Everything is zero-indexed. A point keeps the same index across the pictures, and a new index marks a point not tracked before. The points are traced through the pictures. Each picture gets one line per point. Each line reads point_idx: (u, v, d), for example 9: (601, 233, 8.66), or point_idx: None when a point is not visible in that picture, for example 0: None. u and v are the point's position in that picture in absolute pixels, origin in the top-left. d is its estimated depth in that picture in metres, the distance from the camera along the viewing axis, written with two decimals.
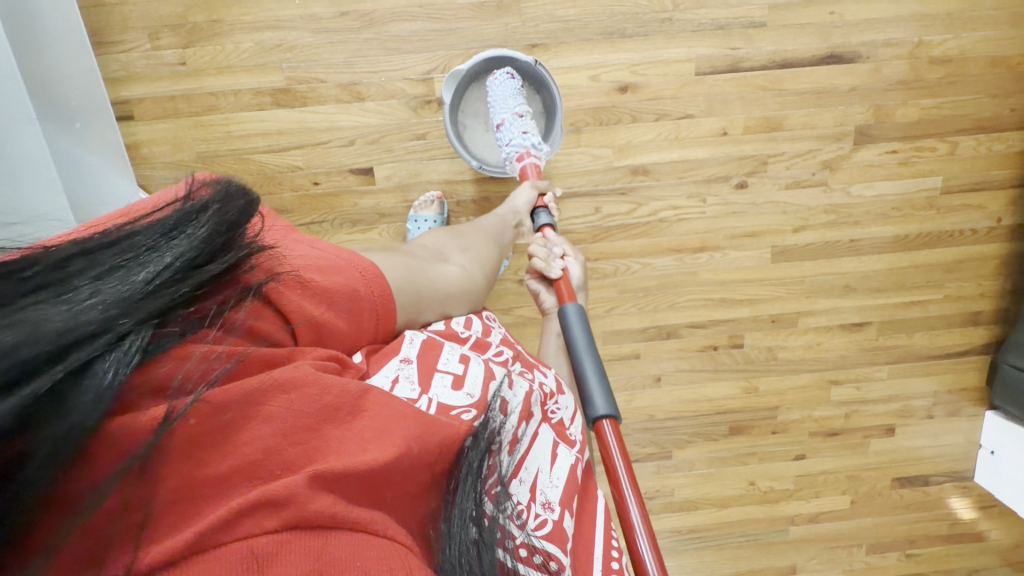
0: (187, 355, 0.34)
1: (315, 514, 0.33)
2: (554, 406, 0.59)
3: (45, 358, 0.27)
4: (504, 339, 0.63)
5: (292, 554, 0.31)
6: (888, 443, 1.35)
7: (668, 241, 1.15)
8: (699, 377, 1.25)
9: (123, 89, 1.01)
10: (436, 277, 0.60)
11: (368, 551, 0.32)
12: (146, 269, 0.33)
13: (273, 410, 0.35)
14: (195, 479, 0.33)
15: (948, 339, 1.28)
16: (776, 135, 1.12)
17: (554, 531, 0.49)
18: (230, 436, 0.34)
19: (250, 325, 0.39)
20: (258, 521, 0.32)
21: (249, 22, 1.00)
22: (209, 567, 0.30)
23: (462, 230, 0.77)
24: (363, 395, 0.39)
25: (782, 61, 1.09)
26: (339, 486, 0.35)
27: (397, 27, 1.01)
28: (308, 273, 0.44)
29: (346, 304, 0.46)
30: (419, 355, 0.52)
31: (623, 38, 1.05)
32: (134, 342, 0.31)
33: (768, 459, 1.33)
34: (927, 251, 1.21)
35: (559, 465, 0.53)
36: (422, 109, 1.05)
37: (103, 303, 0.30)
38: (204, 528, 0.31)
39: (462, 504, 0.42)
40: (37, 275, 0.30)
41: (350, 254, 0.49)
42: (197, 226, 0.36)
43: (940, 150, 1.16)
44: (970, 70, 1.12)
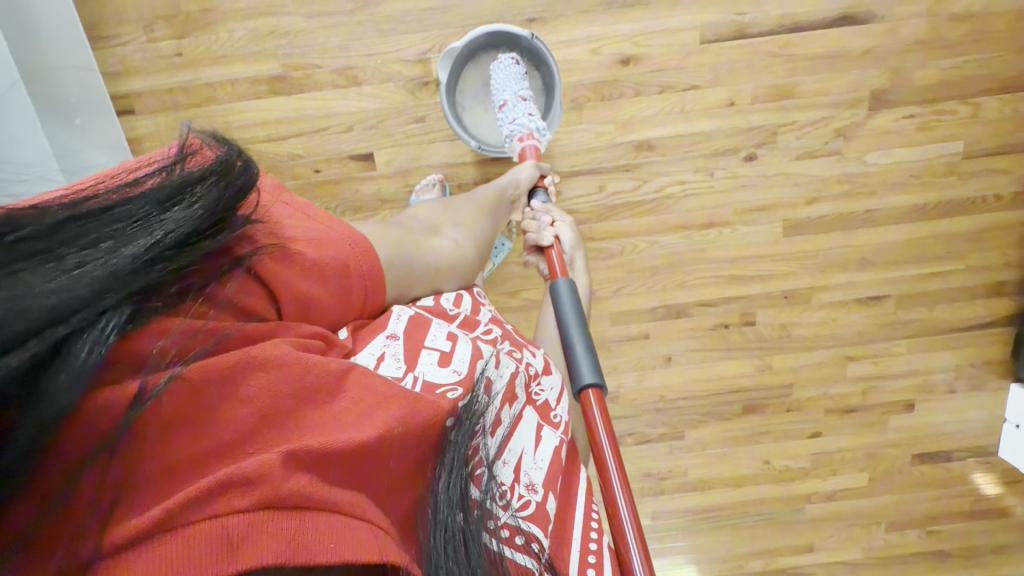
0: (168, 329, 0.34)
1: (289, 495, 0.33)
2: (541, 385, 0.58)
3: (24, 334, 0.26)
4: (494, 317, 0.62)
5: (264, 535, 0.32)
6: (908, 419, 1.31)
7: (676, 219, 1.13)
8: (711, 356, 1.23)
9: (121, 83, 1.01)
10: (429, 252, 0.61)
11: (342, 536, 0.34)
12: (136, 243, 0.32)
13: (250, 391, 0.36)
14: (170, 457, 0.33)
15: (971, 311, 1.24)
16: (786, 104, 1.08)
17: (538, 512, 0.48)
18: (207, 414, 0.34)
19: (237, 301, 0.40)
20: (229, 502, 0.32)
21: (242, 9, 0.99)
22: (182, 546, 0.31)
23: (455, 204, 0.76)
24: (345, 375, 0.40)
25: (792, 26, 1.04)
26: (316, 468, 0.35)
27: (391, 8, 0.99)
28: (299, 248, 0.44)
29: (335, 281, 0.46)
30: (406, 331, 0.51)
31: (624, 9, 1.02)
32: (113, 324, 0.30)
33: (783, 437, 1.31)
34: (948, 220, 1.17)
35: (543, 447, 0.53)
36: (419, 92, 1.03)
37: (87, 277, 0.29)
38: (177, 508, 0.31)
39: (446, 490, 0.41)
40: (21, 238, 0.29)
41: (343, 228, 0.49)
42: (193, 201, 0.35)
43: (962, 112, 1.10)
44: (993, 26, 1.06)
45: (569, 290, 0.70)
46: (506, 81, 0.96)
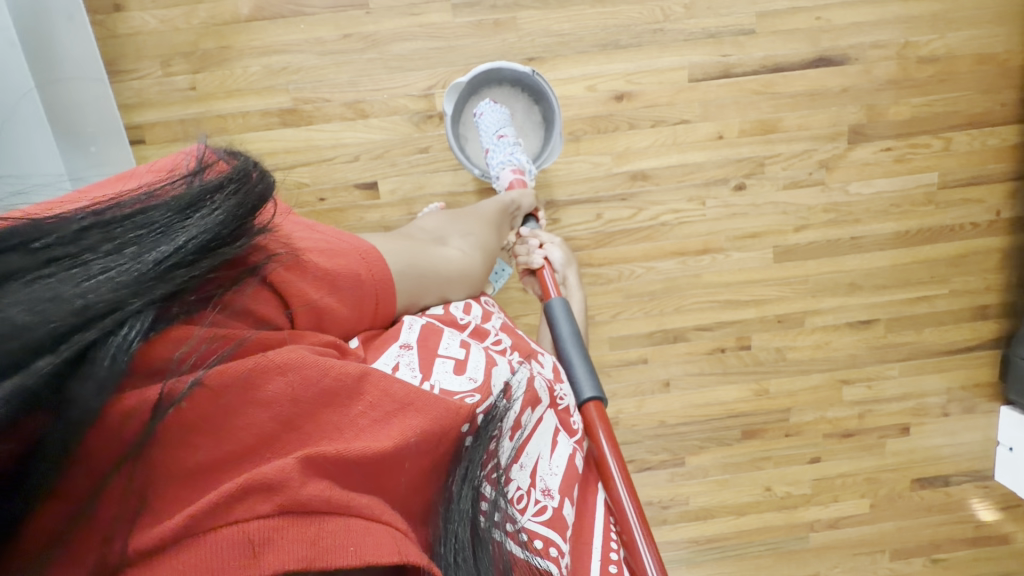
0: (187, 336, 0.35)
1: (308, 500, 0.34)
2: (561, 390, 0.60)
3: (51, 338, 0.27)
4: (504, 327, 0.62)
5: (286, 539, 0.33)
6: (905, 443, 1.33)
7: (671, 245, 1.17)
8: (709, 380, 1.25)
9: (136, 114, 1.05)
10: (437, 259, 0.61)
11: (361, 539, 0.34)
12: (157, 249, 0.33)
13: (269, 396, 0.36)
14: (192, 463, 0.33)
15: (957, 334, 1.28)
16: (771, 137, 1.14)
17: (555, 517, 0.50)
18: (226, 418, 0.35)
19: (253, 309, 0.40)
20: (253, 506, 0.33)
21: (257, 47, 1.04)
22: (207, 550, 0.32)
23: (463, 216, 0.78)
24: (362, 378, 0.39)
25: (774, 66, 1.12)
26: (332, 473, 0.36)
27: (398, 47, 1.05)
28: (311, 257, 0.44)
29: (348, 290, 0.46)
30: (419, 340, 0.51)
31: (618, 50, 1.08)
32: (135, 330, 0.31)
33: (783, 462, 1.31)
34: (929, 246, 1.22)
35: (558, 453, 0.54)
36: (424, 124, 1.08)
37: (112, 281, 0.30)
38: (201, 513, 0.32)
39: (457, 503, 0.43)
40: (52, 245, 0.30)
41: (354, 240, 0.49)
42: (212, 208, 0.36)
43: (935, 146, 1.18)
44: (958, 68, 1.15)
45: (563, 308, 0.72)
46: (499, 121, 1.03)
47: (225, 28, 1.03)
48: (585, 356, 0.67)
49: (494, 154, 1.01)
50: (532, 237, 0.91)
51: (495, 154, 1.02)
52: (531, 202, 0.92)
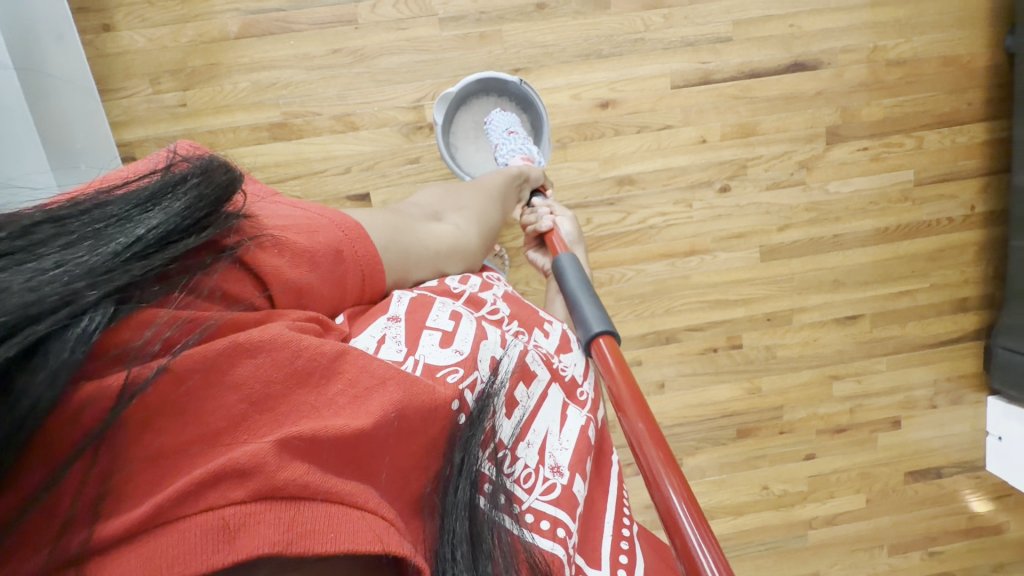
0: (151, 320, 0.33)
1: (285, 484, 0.32)
2: (563, 362, 0.60)
3: (1, 330, 0.25)
4: (504, 296, 0.62)
5: (262, 524, 0.31)
6: (896, 437, 1.34)
7: (659, 247, 1.19)
8: (702, 381, 1.26)
9: (126, 132, 1.05)
10: (429, 234, 0.61)
11: (341, 525, 0.33)
12: (115, 241, 0.32)
13: (239, 377, 0.34)
14: (156, 448, 0.31)
15: (940, 327, 1.31)
16: (752, 140, 1.18)
17: (563, 496, 0.49)
18: (194, 402, 0.32)
19: (224, 289, 0.39)
20: (225, 492, 0.31)
21: (245, 63, 1.05)
22: (175, 539, 0.29)
23: (460, 189, 0.78)
24: (339, 357, 0.37)
25: (750, 72, 1.16)
26: (310, 456, 0.34)
27: (386, 60, 1.07)
28: (287, 235, 0.44)
29: (329, 267, 0.46)
30: (407, 313, 0.51)
31: (600, 59, 1.12)
32: (94, 321, 0.29)
33: (779, 460, 1.31)
34: (908, 241, 1.26)
35: (569, 428, 0.54)
36: (413, 135, 1.10)
37: (67, 273, 0.29)
38: (169, 501, 0.30)
39: (454, 494, 0.41)
40: (1, 240, 0.29)
41: (334, 216, 0.48)
42: (175, 200, 0.35)
43: (908, 144, 1.22)
44: (925, 71, 1.20)
45: (570, 260, 0.68)
46: (508, 120, 1.04)
47: (213, 46, 1.05)
48: (588, 294, 0.63)
49: (502, 145, 1.00)
50: (544, 207, 0.89)
51: (504, 145, 1.00)
52: (539, 175, 0.93)
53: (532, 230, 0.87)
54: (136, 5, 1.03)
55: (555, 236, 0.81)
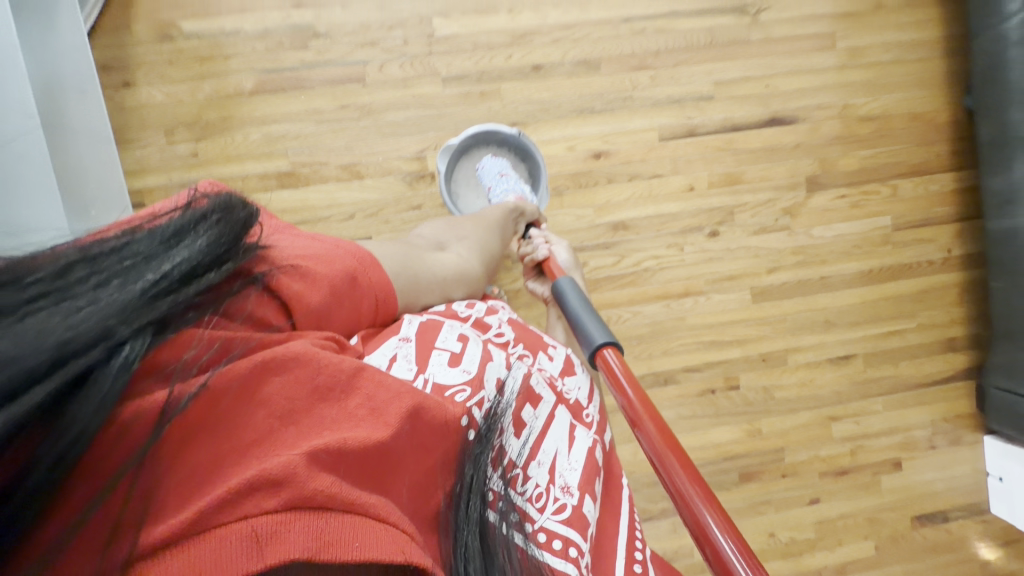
0: (191, 341, 0.34)
1: (315, 494, 0.32)
2: (566, 385, 0.60)
3: (43, 367, 0.25)
4: (510, 320, 0.63)
5: (293, 532, 0.31)
6: (899, 479, 1.33)
7: (655, 289, 1.22)
8: (702, 423, 1.26)
9: (138, 180, 1.09)
10: (436, 263, 0.64)
11: (367, 534, 0.33)
12: (144, 277, 0.31)
13: (268, 393, 0.35)
14: (191, 464, 0.32)
15: (932, 366, 1.33)
16: (737, 188, 1.24)
17: (574, 516, 0.49)
18: (227, 420, 0.34)
19: (256, 316, 0.40)
20: (259, 502, 0.31)
21: (258, 116, 1.11)
22: (212, 548, 0.30)
23: (460, 222, 0.81)
24: (356, 374, 0.39)
25: (732, 126, 1.24)
26: (336, 467, 0.34)
27: (392, 114, 1.14)
28: (305, 263, 0.45)
29: (346, 292, 0.47)
30: (417, 334, 0.53)
31: (593, 114, 1.19)
32: (135, 351, 0.30)
33: (784, 506, 1.29)
34: (893, 283, 1.30)
35: (578, 448, 0.54)
36: (417, 183, 1.15)
37: (101, 310, 0.29)
38: (207, 510, 0.31)
39: (464, 513, 0.42)
40: (39, 281, 0.28)
41: (348, 245, 0.51)
42: (197, 237, 0.36)
43: (884, 192, 1.29)
44: (894, 125, 1.29)
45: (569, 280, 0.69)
46: (500, 163, 1.11)
47: (229, 101, 1.11)
48: (588, 309, 0.63)
49: (495, 187, 1.07)
50: (540, 238, 0.92)
51: (497, 186, 1.07)
52: (533, 211, 0.96)
53: (530, 260, 0.90)
54: (158, 65, 1.09)
55: (552, 262, 0.84)
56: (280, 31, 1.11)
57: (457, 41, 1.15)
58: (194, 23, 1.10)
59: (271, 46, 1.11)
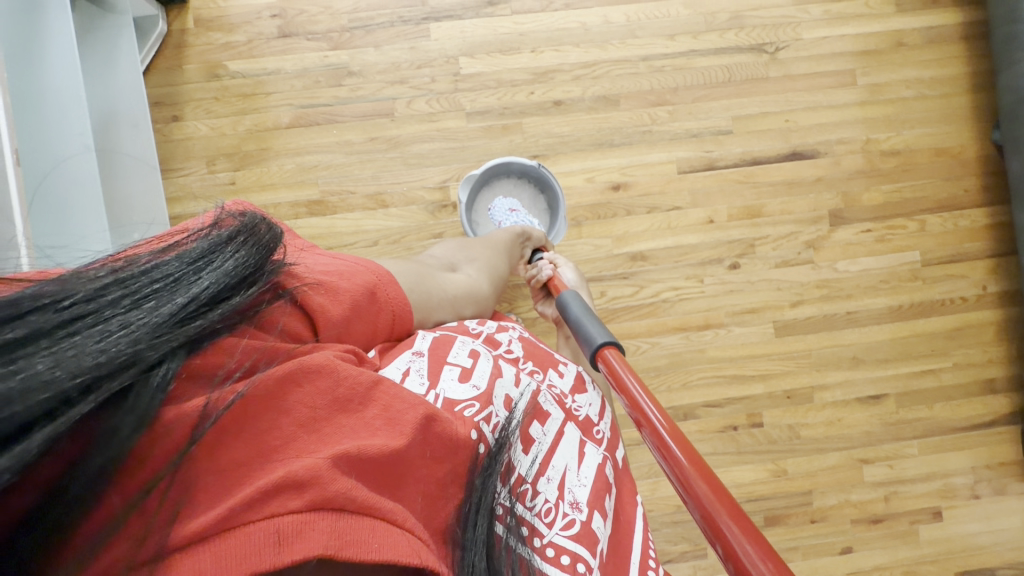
0: (225, 352, 0.36)
1: (336, 496, 0.34)
2: (576, 402, 0.59)
3: (79, 387, 0.27)
4: (521, 338, 0.64)
5: (315, 531, 0.33)
6: (939, 530, 1.25)
7: (673, 321, 1.21)
8: (724, 461, 1.22)
9: (180, 206, 1.16)
10: (448, 283, 0.66)
11: (383, 537, 0.35)
12: (172, 300, 0.33)
13: (292, 401, 0.37)
14: (221, 463, 0.34)
15: (970, 409, 1.27)
16: (758, 221, 1.24)
17: (583, 532, 0.48)
18: (254, 424, 0.35)
19: (286, 330, 0.42)
20: (284, 502, 0.33)
21: (293, 148, 1.18)
22: (237, 543, 0.31)
23: (471, 243, 0.82)
24: (374, 386, 0.40)
25: (752, 160, 1.25)
26: (354, 472, 0.36)
27: (418, 147, 1.19)
28: (329, 279, 0.48)
29: (367, 306, 0.50)
30: (430, 348, 0.54)
31: (612, 147, 1.22)
32: (168, 370, 0.31)
33: (813, 553, 1.22)
34: (924, 319, 1.26)
35: (587, 464, 0.53)
36: (439, 212, 1.18)
37: (132, 334, 0.30)
38: (235, 508, 0.32)
39: (473, 531, 0.42)
40: (75, 305, 0.29)
41: (367, 263, 0.53)
42: (224, 259, 0.37)
43: (911, 227, 1.27)
44: (919, 160, 1.28)
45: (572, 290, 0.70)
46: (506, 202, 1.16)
47: (266, 134, 1.18)
48: (591, 313, 0.63)
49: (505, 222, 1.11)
50: (546, 260, 0.94)
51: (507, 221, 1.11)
52: (540, 236, 0.96)
53: (536, 281, 0.92)
54: (205, 101, 1.18)
55: (558, 279, 0.85)
56: (316, 70, 1.19)
57: (482, 79, 1.21)
58: (239, 63, 1.19)
59: (308, 84, 1.19)
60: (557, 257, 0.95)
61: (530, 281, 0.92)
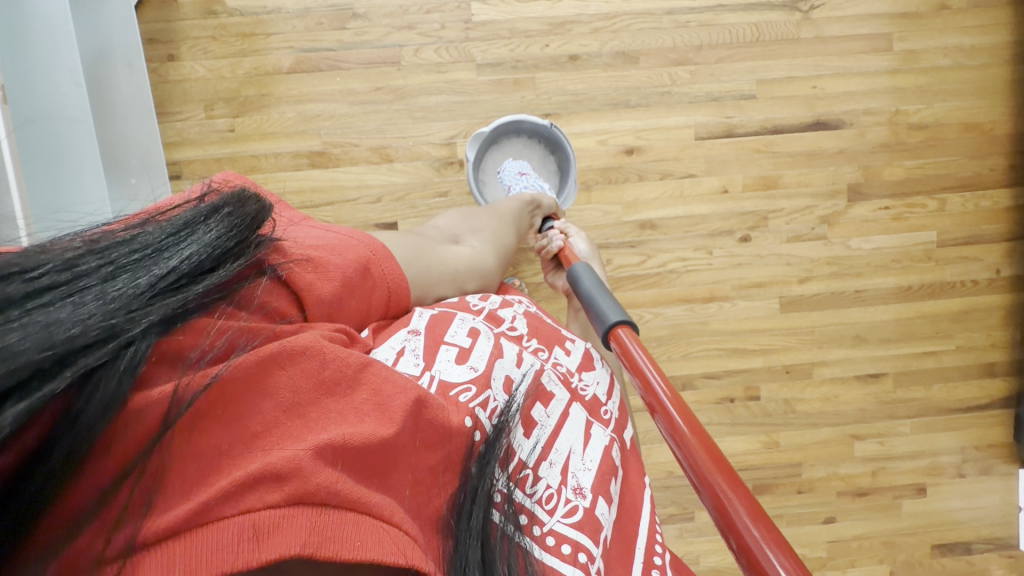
0: (203, 330, 0.35)
1: (318, 489, 0.33)
2: (583, 381, 0.59)
3: (48, 362, 0.26)
4: (526, 313, 0.63)
5: (293, 526, 0.32)
6: (921, 505, 1.28)
7: (678, 292, 1.19)
8: (718, 431, 1.24)
9: (176, 151, 1.12)
10: (449, 257, 0.64)
11: (368, 533, 0.33)
12: (150, 271, 0.31)
13: (275, 384, 0.35)
14: (200, 448, 0.33)
15: (967, 391, 1.27)
16: (773, 193, 1.20)
17: (585, 519, 0.48)
18: (235, 408, 0.34)
19: (270, 307, 0.41)
20: (262, 496, 0.32)
21: (294, 95, 1.12)
22: (213, 536, 0.31)
23: (475, 213, 0.80)
24: (363, 368, 0.39)
25: (773, 128, 1.19)
26: (340, 463, 0.35)
27: (425, 99, 1.13)
28: (318, 254, 0.46)
29: (360, 281, 0.48)
30: (426, 327, 0.52)
31: (628, 108, 1.17)
32: (142, 348, 0.30)
33: (797, 521, 1.26)
34: (931, 301, 1.24)
35: (592, 448, 0.53)
36: (444, 169, 1.14)
37: (106, 307, 0.29)
38: (211, 501, 0.31)
39: (468, 519, 0.41)
40: (45, 274, 0.28)
41: (361, 236, 0.51)
42: (208, 230, 0.35)
43: (930, 206, 1.23)
44: (947, 135, 1.23)
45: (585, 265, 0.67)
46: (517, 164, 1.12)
47: (266, 78, 1.12)
48: (603, 290, 0.62)
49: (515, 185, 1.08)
50: (556, 230, 0.91)
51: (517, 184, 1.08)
52: (550, 203, 0.93)
53: (546, 252, 0.90)
54: (201, 39, 1.11)
55: (568, 250, 0.82)
56: (319, 11, 1.12)
57: (494, 28, 1.14)
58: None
59: (311, 25, 1.12)
60: (569, 227, 0.92)
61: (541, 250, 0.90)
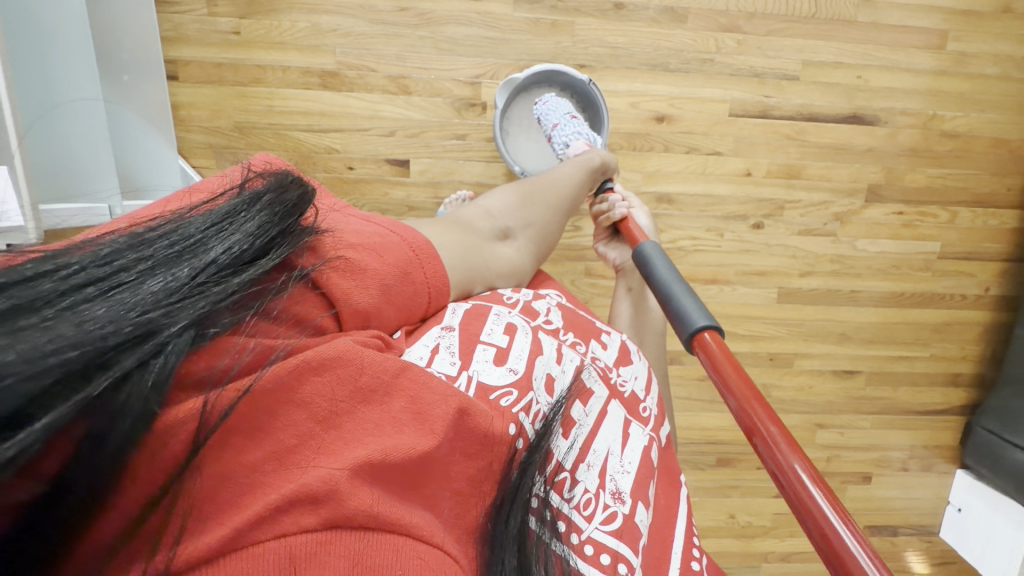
0: (226, 349, 0.32)
1: (355, 513, 0.31)
2: (621, 377, 0.60)
3: (81, 361, 0.25)
4: (559, 305, 0.63)
5: (330, 555, 0.30)
6: (864, 491, 1.39)
7: (683, 270, 1.19)
8: (695, 406, 1.29)
9: (171, 48, 1.01)
10: (493, 261, 0.62)
11: (409, 560, 0.32)
12: (190, 263, 0.32)
13: (308, 392, 0.34)
14: (232, 468, 0.31)
15: (929, 397, 1.35)
16: (794, 182, 1.18)
17: (624, 527, 0.47)
18: (267, 421, 0.32)
19: (293, 312, 0.38)
20: (297, 519, 0.30)
21: (308, 3, 1.02)
22: (250, 565, 0.29)
23: (534, 197, 0.75)
24: (400, 373, 0.37)
25: (809, 115, 1.15)
26: (376, 482, 0.34)
27: (452, 30, 1.04)
28: (360, 252, 0.43)
29: (399, 286, 0.46)
30: (461, 324, 0.51)
31: (665, 72, 1.10)
32: (177, 347, 0.29)
33: (750, 493, 1.35)
34: (918, 309, 1.28)
35: (630, 449, 0.53)
36: (464, 111, 1.08)
37: (143, 304, 0.29)
38: (244, 527, 0.29)
39: (505, 524, 0.40)
40: (83, 271, 0.29)
41: (406, 236, 0.48)
42: (247, 220, 0.35)
43: (941, 217, 1.24)
44: (975, 147, 1.21)
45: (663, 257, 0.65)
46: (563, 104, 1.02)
47: None
48: (685, 289, 0.59)
49: (562, 130, 0.98)
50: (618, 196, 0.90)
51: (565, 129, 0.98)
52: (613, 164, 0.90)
53: (605, 219, 0.89)
54: None
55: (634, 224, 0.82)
56: None
57: None
58: None
59: None
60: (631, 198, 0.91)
61: (601, 218, 0.89)
